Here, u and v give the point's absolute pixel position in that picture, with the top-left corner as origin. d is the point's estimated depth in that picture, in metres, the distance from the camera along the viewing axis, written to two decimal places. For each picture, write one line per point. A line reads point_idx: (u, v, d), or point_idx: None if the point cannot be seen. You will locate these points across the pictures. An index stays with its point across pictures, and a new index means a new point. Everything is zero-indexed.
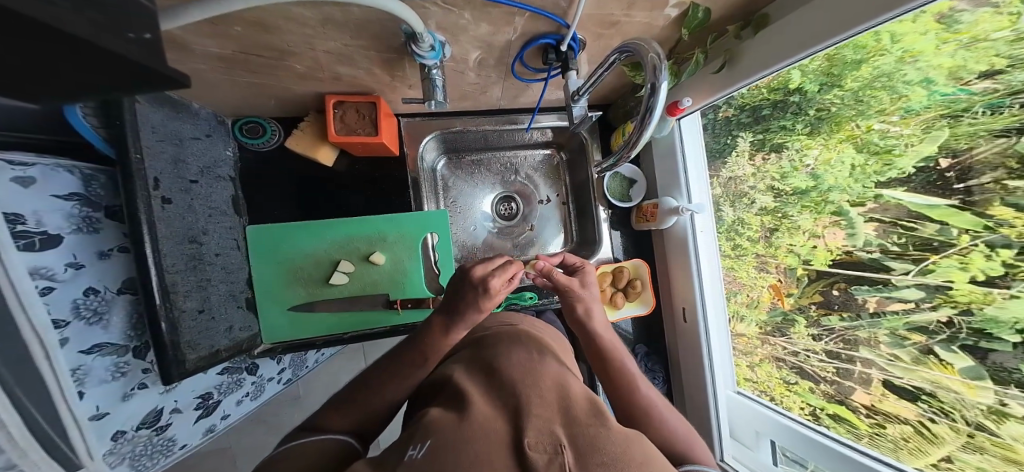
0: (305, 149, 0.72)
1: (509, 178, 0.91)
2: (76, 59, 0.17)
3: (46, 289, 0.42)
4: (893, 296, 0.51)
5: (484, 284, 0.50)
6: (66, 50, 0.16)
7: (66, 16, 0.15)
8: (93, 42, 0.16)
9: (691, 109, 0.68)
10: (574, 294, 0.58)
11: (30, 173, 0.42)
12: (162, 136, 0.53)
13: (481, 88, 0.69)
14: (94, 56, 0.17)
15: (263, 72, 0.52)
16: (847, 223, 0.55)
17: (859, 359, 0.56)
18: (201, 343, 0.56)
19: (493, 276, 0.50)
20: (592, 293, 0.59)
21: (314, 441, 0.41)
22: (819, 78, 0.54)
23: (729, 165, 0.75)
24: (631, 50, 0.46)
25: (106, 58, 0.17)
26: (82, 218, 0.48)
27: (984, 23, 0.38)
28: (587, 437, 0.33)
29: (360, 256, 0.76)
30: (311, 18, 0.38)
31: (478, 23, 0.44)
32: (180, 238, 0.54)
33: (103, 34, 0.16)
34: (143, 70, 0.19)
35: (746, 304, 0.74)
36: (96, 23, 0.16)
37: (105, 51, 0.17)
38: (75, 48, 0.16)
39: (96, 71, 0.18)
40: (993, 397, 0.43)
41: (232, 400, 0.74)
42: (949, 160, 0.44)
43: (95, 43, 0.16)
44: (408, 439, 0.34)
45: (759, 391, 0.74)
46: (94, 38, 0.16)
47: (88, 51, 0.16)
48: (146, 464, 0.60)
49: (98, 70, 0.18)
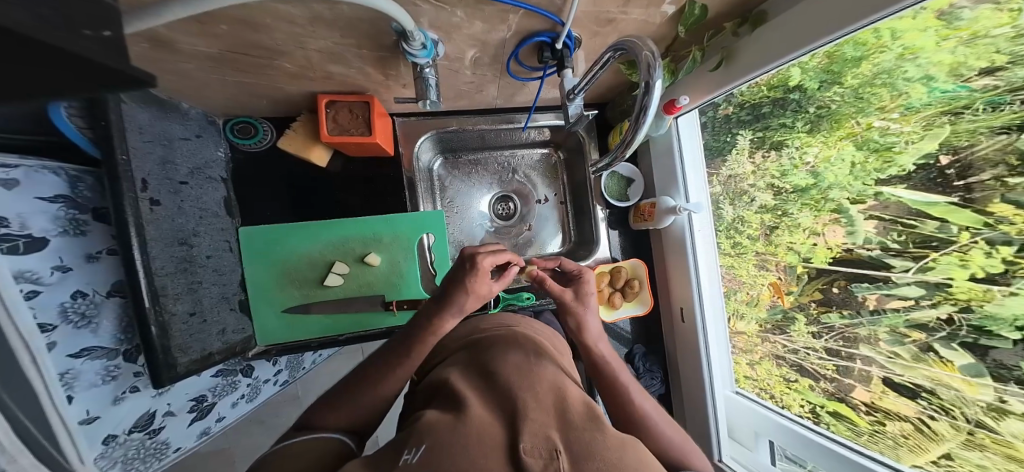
0: (296, 149, 0.71)
1: (507, 177, 0.91)
2: (27, 56, 0.15)
3: (32, 293, 0.42)
4: (893, 294, 0.50)
5: (472, 261, 0.51)
6: (7, 49, 0.14)
7: (15, 14, 0.14)
8: (36, 38, 0.14)
9: (688, 107, 0.67)
10: (567, 305, 0.57)
11: (13, 176, 0.42)
12: (150, 137, 0.52)
13: (476, 87, 0.68)
14: (42, 51, 0.15)
15: (254, 72, 0.51)
16: (847, 220, 0.54)
17: (859, 357, 0.56)
18: (193, 345, 0.55)
19: (482, 255, 0.51)
20: (590, 304, 0.58)
21: (311, 441, 0.40)
22: (819, 75, 0.53)
23: (729, 163, 0.74)
24: (626, 48, 0.45)
25: (59, 54, 0.16)
26: (69, 220, 0.47)
27: (984, 19, 0.37)
28: (583, 442, 0.32)
29: (355, 257, 0.75)
30: (299, 15, 0.38)
31: (471, 21, 0.43)
32: (169, 240, 0.53)
33: (49, 30, 0.15)
34: (98, 65, 0.18)
35: (746, 302, 0.73)
36: (40, 19, 0.15)
37: (64, 52, 0.16)
38: (22, 43, 0.14)
39: (60, 68, 0.17)
40: (993, 394, 0.42)
41: (227, 402, 0.74)
42: (949, 157, 0.43)
43: (52, 42, 0.15)
44: (401, 444, 0.33)
45: (759, 390, 0.73)
46: (57, 40, 0.15)
47: (34, 46, 0.15)
48: (139, 467, 0.60)
49: (59, 65, 0.16)
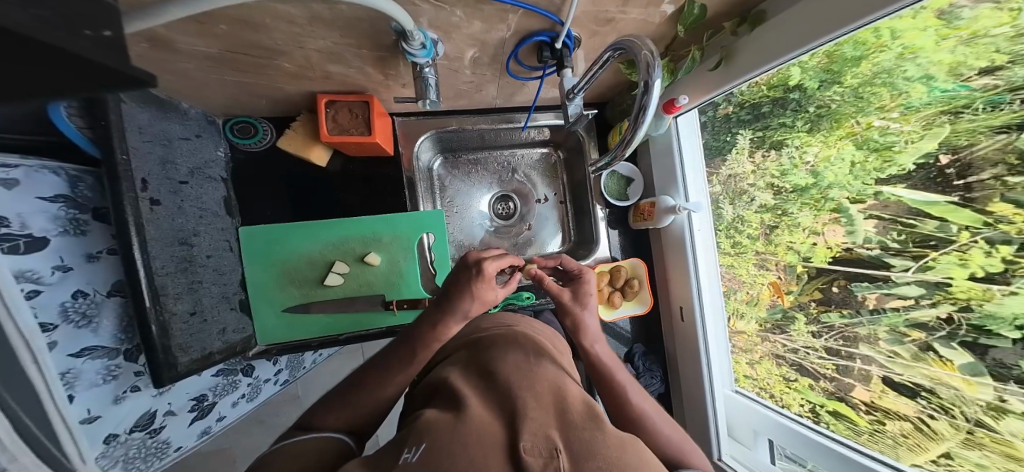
0: (295, 149, 0.71)
1: (507, 177, 0.91)
2: (25, 55, 0.15)
3: (32, 293, 0.42)
4: (893, 293, 0.50)
5: (478, 267, 0.49)
6: (7, 48, 0.14)
7: (13, 11, 0.14)
8: (36, 38, 0.14)
9: (688, 106, 0.67)
10: (565, 306, 0.57)
11: (13, 175, 0.42)
12: (150, 136, 0.52)
13: (476, 87, 0.68)
14: (41, 51, 0.15)
15: (254, 72, 0.51)
16: (847, 220, 0.54)
17: (860, 356, 0.56)
18: (193, 345, 0.55)
19: (488, 260, 0.49)
20: (590, 304, 0.58)
21: (312, 441, 0.40)
22: (819, 75, 0.53)
23: (729, 163, 0.74)
24: (625, 48, 0.46)
25: (58, 53, 0.16)
26: (69, 220, 0.47)
27: (984, 19, 0.37)
28: (583, 441, 0.32)
29: (355, 257, 0.75)
30: (298, 15, 0.38)
31: (471, 20, 0.44)
32: (169, 240, 0.54)
33: (49, 30, 0.15)
34: (97, 65, 0.18)
35: (746, 302, 0.73)
36: (41, 19, 0.15)
37: (63, 51, 0.16)
38: (21, 42, 0.14)
39: (59, 67, 0.17)
40: (993, 393, 0.42)
41: (228, 402, 0.74)
42: (949, 156, 0.43)
43: (52, 42, 0.15)
44: (401, 443, 0.33)
45: (759, 389, 0.73)
46: (56, 39, 0.15)
47: (32, 46, 0.15)
48: (140, 466, 0.60)
49: (57, 65, 0.16)
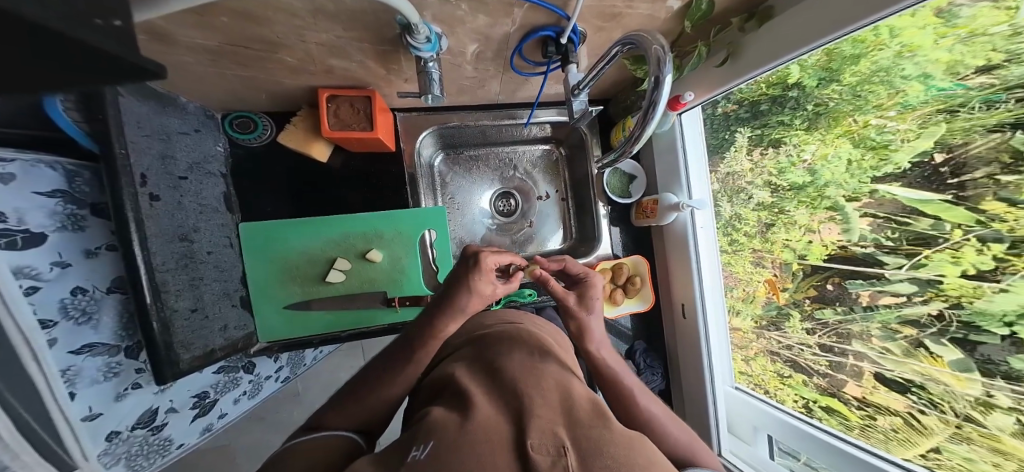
0: (297, 144, 0.71)
1: (508, 174, 0.90)
2: (17, 41, 0.14)
3: (30, 289, 0.42)
4: (886, 290, 0.51)
5: (477, 259, 0.51)
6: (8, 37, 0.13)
7: None
8: (36, 22, 0.13)
9: (693, 104, 0.68)
10: (570, 309, 0.58)
11: (8, 170, 0.41)
12: (148, 131, 0.51)
13: (478, 82, 0.67)
14: (36, 38, 0.14)
15: (253, 65, 0.50)
16: (842, 218, 0.55)
17: (851, 352, 0.57)
18: (195, 342, 0.55)
19: (487, 253, 0.52)
20: (594, 307, 0.59)
21: (324, 437, 0.41)
22: (818, 73, 0.53)
23: (728, 160, 0.74)
24: (634, 43, 0.45)
25: (59, 41, 0.15)
26: (67, 216, 0.47)
27: (983, 17, 0.37)
28: (590, 438, 0.33)
29: (357, 254, 0.75)
30: (300, 8, 0.37)
31: (476, 14, 0.43)
32: (169, 236, 0.53)
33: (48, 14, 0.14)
34: (99, 54, 0.16)
35: (742, 299, 0.74)
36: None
37: (62, 37, 0.14)
38: (18, 30, 0.13)
39: (48, 55, 0.15)
40: (981, 389, 0.44)
41: (230, 400, 0.73)
42: (944, 155, 0.43)
43: (57, 31, 0.14)
44: (409, 441, 0.33)
45: (754, 384, 0.74)
46: (48, 21, 0.14)
47: (30, 31, 0.14)
48: (143, 463, 0.61)
49: (46, 53, 0.15)
